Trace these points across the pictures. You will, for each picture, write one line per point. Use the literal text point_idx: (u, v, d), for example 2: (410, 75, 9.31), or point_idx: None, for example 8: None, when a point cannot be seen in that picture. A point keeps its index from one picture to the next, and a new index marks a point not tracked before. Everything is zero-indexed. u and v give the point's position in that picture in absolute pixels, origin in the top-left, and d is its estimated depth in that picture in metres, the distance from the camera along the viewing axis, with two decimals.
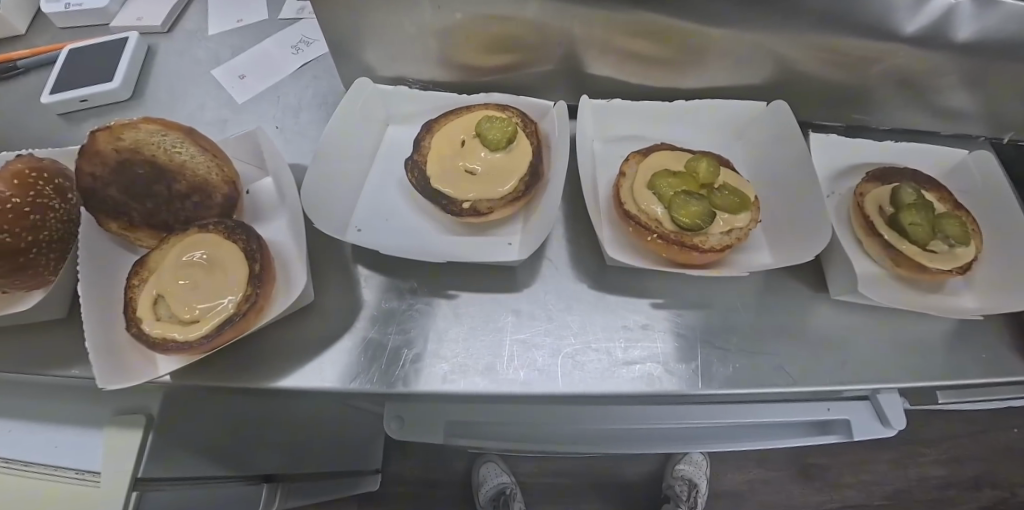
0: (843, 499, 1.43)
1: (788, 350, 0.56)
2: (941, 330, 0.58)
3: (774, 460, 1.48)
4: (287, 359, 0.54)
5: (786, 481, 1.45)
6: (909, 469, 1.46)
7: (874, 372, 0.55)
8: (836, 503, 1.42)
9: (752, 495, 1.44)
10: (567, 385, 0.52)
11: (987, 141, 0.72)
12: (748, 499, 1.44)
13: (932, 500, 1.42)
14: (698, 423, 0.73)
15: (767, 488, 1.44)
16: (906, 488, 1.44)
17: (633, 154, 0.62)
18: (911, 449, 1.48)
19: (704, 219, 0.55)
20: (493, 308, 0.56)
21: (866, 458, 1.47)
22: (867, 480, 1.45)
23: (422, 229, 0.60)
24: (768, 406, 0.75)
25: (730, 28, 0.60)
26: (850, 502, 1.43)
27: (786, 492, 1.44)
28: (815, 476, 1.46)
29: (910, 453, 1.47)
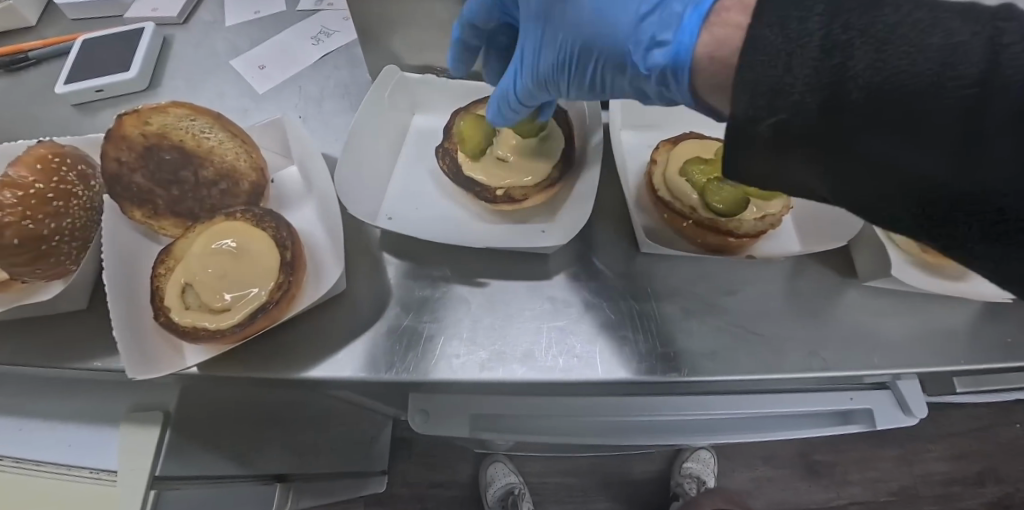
0: (849, 496, 1.44)
1: (823, 336, 0.56)
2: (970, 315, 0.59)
3: (780, 458, 1.49)
4: (319, 348, 0.53)
5: (792, 478, 1.47)
6: (915, 466, 1.47)
7: (907, 356, 0.56)
8: (842, 500, 1.44)
9: (759, 493, 1.46)
10: (607, 372, 0.51)
11: None
12: (756, 497, 1.45)
13: (937, 495, 1.44)
14: (724, 414, 0.73)
15: (773, 486, 1.46)
16: (912, 484, 1.45)
17: (663, 143, 0.62)
18: (916, 445, 1.49)
19: (740, 205, 0.55)
20: (528, 296, 0.55)
21: (872, 455, 1.48)
22: (873, 477, 1.46)
23: (455, 217, 0.60)
24: (791, 396, 0.75)
25: None
26: (857, 499, 1.44)
27: (792, 490, 1.45)
28: (822, 473, 1.47)
29: (915, 449, 1.49)
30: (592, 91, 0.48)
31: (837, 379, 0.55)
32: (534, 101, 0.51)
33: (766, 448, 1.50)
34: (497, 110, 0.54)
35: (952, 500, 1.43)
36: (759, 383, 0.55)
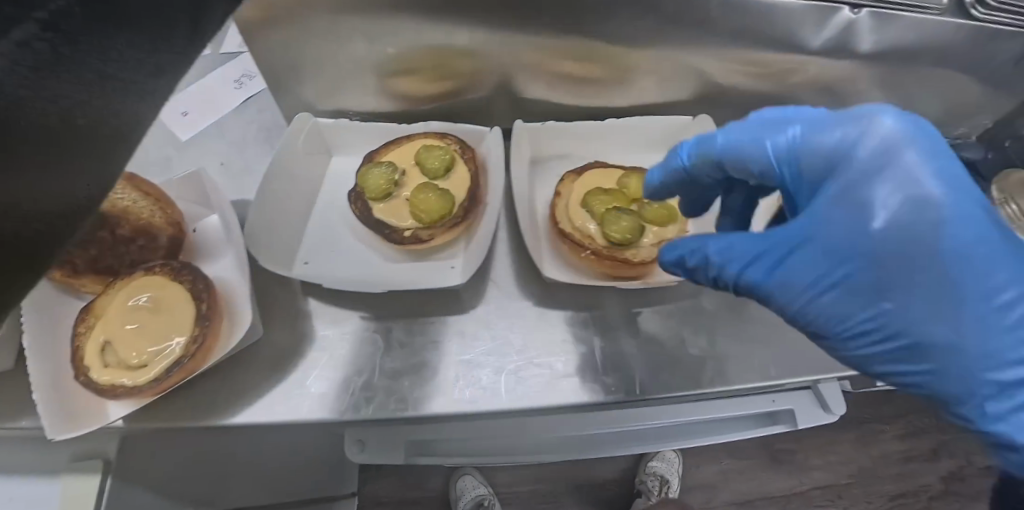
0: (810, 480, 1.50)
1: (719, 351, 0.60)
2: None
3: (743, 450, 1.54)
4: (240, 395, 0.55)
5: (756, 469, 1.52)
6: (873, 447, 1.53)
7: (802, 365, 0.60)
8: (805, 485, 1.50)
9: (725, 485, 1.51)
10: (510, 402, 0.55)
11: None
12: (721, 489, 1.51)
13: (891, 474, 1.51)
14: (651, 423, 0.78)
15: (739, 477, 1.51)
16: (871, 465, 1.51)
17: (568, 174, 0.63)
18: (873, 427, 1.55)
19: (634, 234, 0.58)
20: (438, 331, 0.59)
21: (832, 439, 1.54)
22: (833, 461, 1.52)
23: (370, 257, 0.62)
24: (716, 401, 0.80)
25: (654, 49, 0.62)
26: (818, 484, 1.50)
27: (757, 480, 1.51)
28: (783, 460, 1.53)
29: (874, 431, 1.54)
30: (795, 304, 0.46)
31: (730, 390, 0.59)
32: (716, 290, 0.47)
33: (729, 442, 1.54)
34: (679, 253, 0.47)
35: (909, 478, 1.50)
36: (659, 401, 0.59)
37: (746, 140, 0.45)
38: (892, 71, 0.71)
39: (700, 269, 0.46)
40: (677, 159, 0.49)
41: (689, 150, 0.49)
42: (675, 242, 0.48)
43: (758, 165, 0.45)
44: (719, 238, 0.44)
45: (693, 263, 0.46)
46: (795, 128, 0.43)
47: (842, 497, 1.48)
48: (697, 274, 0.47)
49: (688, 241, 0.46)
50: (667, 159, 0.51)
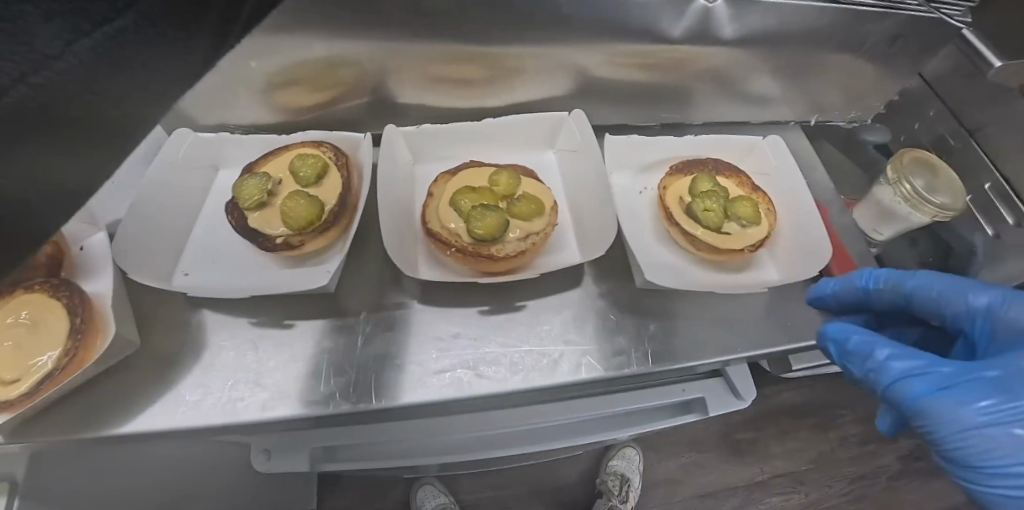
0: (773, 467, 1.65)
1: (596, 339, 0.61)
2: (746, 307, 0.66)
3: (704, 444, 1.66)
4: (107, 409, 0.55)
5: (718, 460, 1.65)
6: (831, 432, 1.71)
7: (675, 350, 0.61)
8: (766, 472, 1.65)
9: (688, 479, 1.62)
10: (370, 403, 0.56)
11: (798, 123, 0.85)
12: (685, 484, 1.61)
13: (850, 457, 1.68)
14: (561, 419, 0.77)
15: (701, 471, 1.63)
16: (830, 449, 1.69)
17: (441, 176, 0.63)
18: (831, 414, 1.74)
19: (498, 229, 0.57)
20: (312, 335, 0.60)
21: (792, 428, 1.71)
22: (795, 448, 1.69)
23: (247, 266, 0.62)
24: (627, 394, 0.79)
25: (517, 47, 0.64)
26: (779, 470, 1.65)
27: (720, 471, 1.63)
28: (745, 451, 1.67)
29: (831, 416, 1.74)
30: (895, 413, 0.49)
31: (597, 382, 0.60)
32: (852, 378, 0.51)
33: (689, 437, 1.67)
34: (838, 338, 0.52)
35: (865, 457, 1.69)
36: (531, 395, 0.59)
37: (947, 293, 0.49)
38: (768, 57, 0.72)
39: (860, 358, 0.49)
40: (865, 284, 0.55)
41: (878, 277, 0.55)
42: (845, 326, 0.51)
43: (953, 310, 0.49)
44: (891, 346, 0.47)
45: (853, 347, 0.49)
46: (995, 297, 0.47)
47: (803, 483, 1.64)
48: (848, 359, 0.50)
49: (862, 336, 0.49)
50: (847, 277, 0.57)
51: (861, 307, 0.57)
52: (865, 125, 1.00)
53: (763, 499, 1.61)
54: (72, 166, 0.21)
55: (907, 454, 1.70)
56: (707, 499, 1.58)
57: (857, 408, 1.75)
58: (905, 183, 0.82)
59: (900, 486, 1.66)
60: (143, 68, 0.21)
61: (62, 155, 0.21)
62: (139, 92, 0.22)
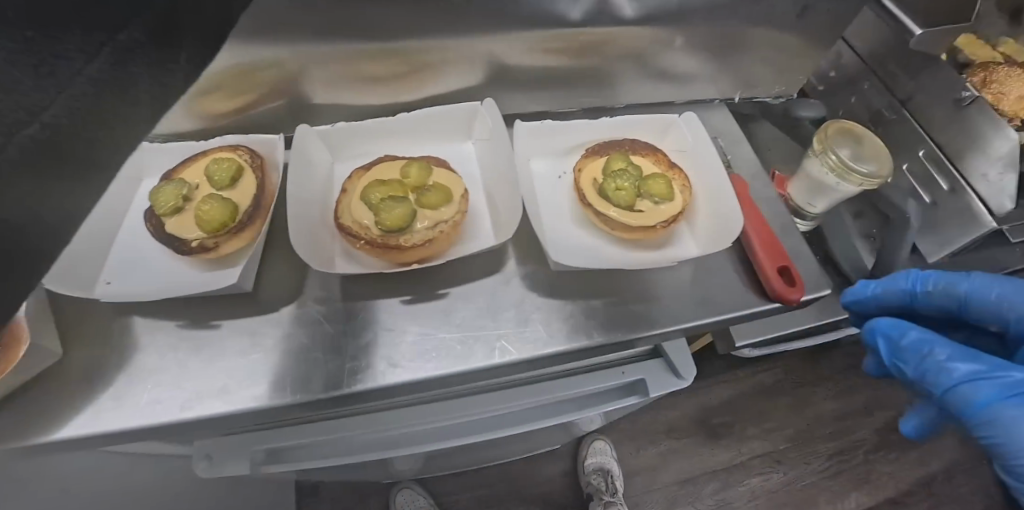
0: (751, 448, 1.68)
1: (514, 320, 0.61)
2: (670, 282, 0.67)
3: (681, 430, 1.68)
4: (17, 423, 0.54)
5: (696, 445, 1.66)
6: (807, 410, 1.74)
7: (593, 329, 0.62)
8: (743, 454, 1.67)
9: (667, 465, 1.63)
10: (349, 388, 0.57)
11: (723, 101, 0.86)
12: (664, 470, 1.62)
13: (827, 434, 1.72)
14: (502, 408, 0.75)
15: (680, 456, 1.64)
16: (807, 427, 1.72)
17: (356, 172, 0.63)
18: (807, 392, 1.77)
19: (405, 219, 0.57)
20: (231, 336, 0.60)
21: (768, 408, 1.73)
22: (771, 428, 1.71)
23: (169, 271, 0.63)
24: (567, 380, 0.77)
25: (421, 40, 0.65)
26: (756, 451, 1.68)
27: (698, 455, 1.65)
28: (722, 434, 1.68)
29: (807, 395, 1.77)
30: (940, 407, 0.56)
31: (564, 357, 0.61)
32: (901, 374, 0.56)
33: (667, 424, 1.68)
34: (887, 333, 0.57)
35: (841, 432, 1.72)
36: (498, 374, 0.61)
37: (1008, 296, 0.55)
38: (678, 34, 0.73)
39: (916, 355, 0.54)
40: (915, 285, 0.60)
41: (925, 279, 0.60)
42: (901, 323, 0.57)
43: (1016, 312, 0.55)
44: (949, 347, 0.53)
45: (907, 344, 0.55)
46: None
47: (781, 461, 1.67)
48: (899, 356, 0.56)
49: (922, 335, 0.55)
50: (892, 279, 0.63)
51: (904, 307, 0.63)
52: (799, 101, 1.01)
53: (742, 480, 1.64)
54: (63, 195, 0.24)
55: (881, 426, 1.73)
56: (687, 484, 1.61)
57: (830, 384, 1.78)
58: (831, 153, 0.82)
59: (878, 458, 1.69)
60: (134, 93, 0.25)
61: (54, 185, 0.24)
62: (125, 114, 0.25)
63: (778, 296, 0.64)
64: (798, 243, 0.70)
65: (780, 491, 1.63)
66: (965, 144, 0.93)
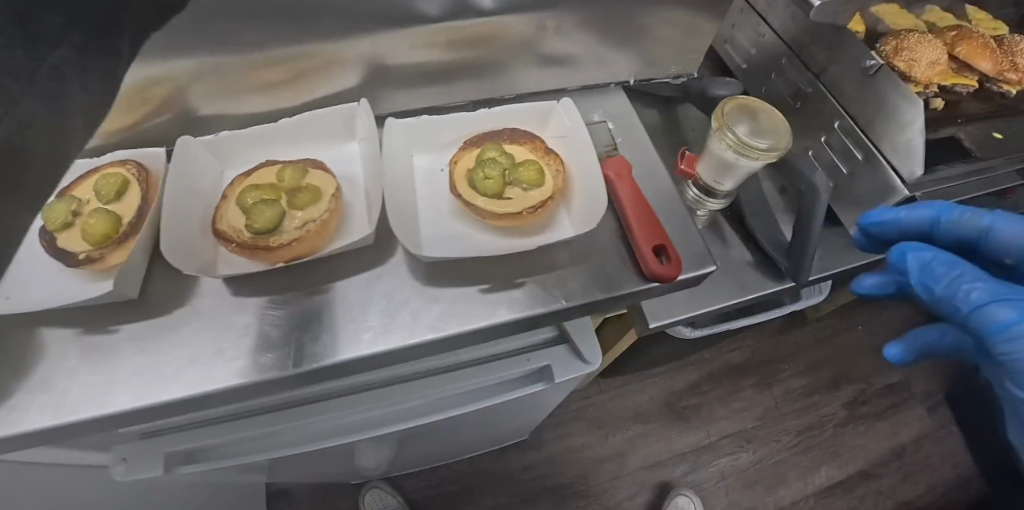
0: (719, 429, 1.69)
1: (388, 314, 0.63)
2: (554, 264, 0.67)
3: (648, 415, 1.69)
4: None
5: (664, 429, 1.67)
6: (775, 388, 1.75)
7: (467, 315, 0.63)
8: (712, 435, 1.67)
9: (635, 450, 1.64)
10: (282, 371, 0.59)
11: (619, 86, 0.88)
12: (633, 455, 1.63)
13: (796, 410, 1.73)
14: (411, 399, 0.75)
15: (648, 441, 1.66)
16: (775, 404, 1.73)
17: (236, 178, 0.65)
18: (773, 370, 1.78)
19: (274, 222, 0.59)
20: (113, 342, 0.61)
21: (736, 389, 1.74)
22: (739, 407, 1.72)
23: (54, 280, 0.63)
24: (472, 370, 0.77)
25: (289, 46, 0.67)
26: (725, 431, 1.68)
27: (667, 439, 1.66)
28: (690, 416, 1.69)
29: (773, 373, 1.77)
30: (962, 328, 0.61)
31: (494, 331, 0.64)
32: (928, 295, 0.61)
33: (634, 410, 1.69)
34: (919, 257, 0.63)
35: (810, 408, 1.73)
36: (424, 353, 0.64)
37: None
38: (552, 22, 0.74)
39: (942, 274, 0.60)
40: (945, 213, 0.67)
41: (949, 210, 0.68)
42: (925, 247, 0.63)
43: None
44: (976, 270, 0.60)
45: (935, 264, 0.61)
46: None
47: (750, 441, 1.68)
48: (924, 276, 0.62)
49: (948, 257, 0.61)
50: (915, 210, 0.70)
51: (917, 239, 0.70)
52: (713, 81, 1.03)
53: (711, 461, 1.65)
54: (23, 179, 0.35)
55: (850, 400, 1.74)
56: (656, 468, 1.62)
57: (797, 361, 1.79)
58: (727, 130, 0.81)
59: (847, 431, 1.70)
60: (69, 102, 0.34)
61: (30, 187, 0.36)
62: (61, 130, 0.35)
63: (654, 276, 0.63)
64: (685, 223, 0.71)
65: (749, 469, 1.65)
66: (873, 113, 0.93)
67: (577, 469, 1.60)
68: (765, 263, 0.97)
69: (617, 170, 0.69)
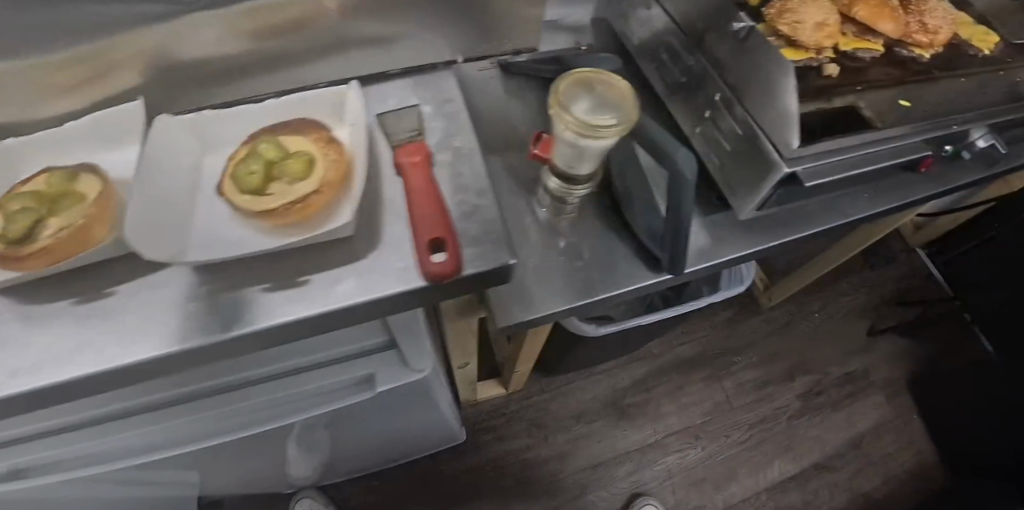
0: (667, 426, 1.63)
1: (136, 325, 0.55)
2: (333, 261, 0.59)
3: (591, 414, 1.63)
4: None
5: (608, 427, 1.62)
6: (726, 381, 1.69)
7: (225, 325, 0.54)
8: (658, 432, 1.62)
9: (578, 450, 1.58)
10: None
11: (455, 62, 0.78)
12: (575, 455, 1.58)
13: (748, 403, 1.66)
14: (220, 410, 0.68)
15: (591, 441, 1.60)
16: (726, 398, 1.67)
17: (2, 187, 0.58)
18: (725, 362, 1.71)
19: (22, 230, 0.53)
20: None
21: (685, 383, 1.68)
22: (688, 402, 1.66)
23: None
24: (293, 377, 0.70)
25: (18, 48, 0.56)
26: (673, 428, 1.62)
27: (611, 439, 1.60)
28: (635, 413, 1.63)
29: (725, 366, 1.70)
30: None
31: (279, 337, 0.57)
32: None
33: (577, 410, 1.63)
34: None
35: (763, 400, 1.67)
36: (191, 363, 0.56)
37: None
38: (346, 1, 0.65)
39: None
40: None
41: None
42: None
43: None
44: None
45: None
46: None
47: (699, 437, 1.62)
48: None
49: None
50: None
51: None
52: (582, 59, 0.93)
53: (658, 459, 1.59)
54: None
55: (805, 391, 1.68)
56: (600, 468, 1.56)
57: (750, 353, 1.73)
58: (565, 114, 0.68)
59: (800, 423, 1.65)
60: None
61: None
62: None
63: (431, 276, 0.54)
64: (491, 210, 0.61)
65: (698, 466, 1.59)
66: (749, 80, 0.80)
67: (514, 471, 1.55)
68: (646, 254, 0.87)
69: (412, 156, 0.61)
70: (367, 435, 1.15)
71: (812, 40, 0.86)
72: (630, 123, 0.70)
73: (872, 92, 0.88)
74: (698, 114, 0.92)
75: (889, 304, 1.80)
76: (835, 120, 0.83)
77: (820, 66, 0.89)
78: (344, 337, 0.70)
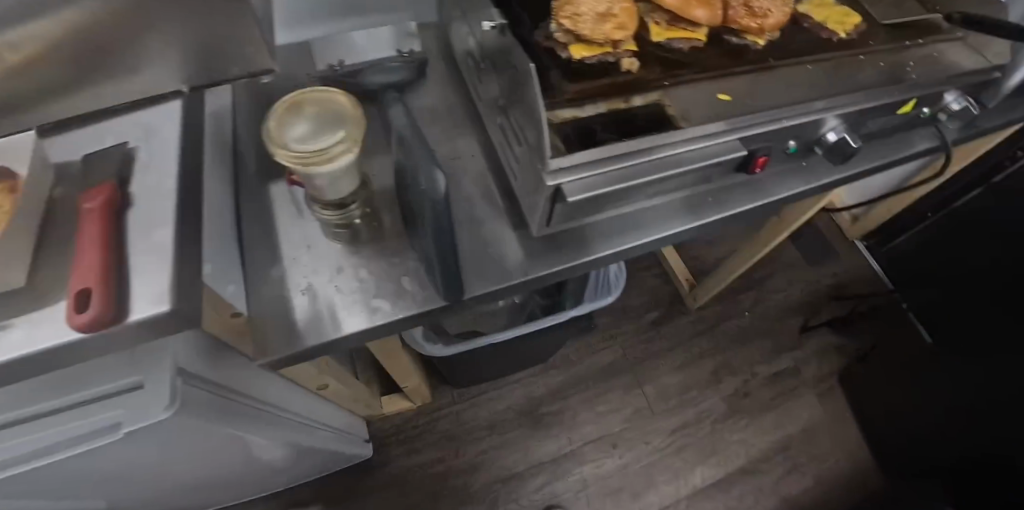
0: (584, 434, 1.56)
1: None
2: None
3: (505, 425, 1.58)
4: None
5: (522, 438, 1.56)
6: (647, 386, 1.62)
7: None
8: (574, 442, 1.56)
9: (489, 463, 1.54)
10: None
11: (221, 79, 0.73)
12: (487, 468, 1.53)
13: (670, 408, 1.59)
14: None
15: (503, 453, 1.55)
16: (647, 403, 1.60)
17: None
18: (647, 367, 1.64)
19: None
20: None
21: (604, 389, 1.61)
22: (607, 409, 1.59)
23: None
24: (56, 416, 0.72)
25: None
26: (590, 437, 1.56)
27: (525, 450, 1.55)
28: (550, 423, 1.58)
29: (647, 370, 1.64)
30: None
31: None
32: None
33: (489, 421, 1.58)
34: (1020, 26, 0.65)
35: (687, 404, 1.60)
36: None
37: None
38: None
39: None
40: None
41: None
42: None
43: None
44: None
45: None
46: None
47: (617, 445, 1.55)
48: None
49: None
50: None
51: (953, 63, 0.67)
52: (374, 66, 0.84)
53: (572, 470, 1.53)
54: None
55: (731, 393, 1.62)
56: (512, 481, 1.51)
57: (674, 355, 1.66)
58: (279, 148, 0.59)
59: (726, 427, 1.58)
60: None
61: None
62: None
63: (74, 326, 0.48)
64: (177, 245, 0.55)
65: (615, 476, 1.52)
66: (505, 81, 0.64)
67: (422, 486, 1.51)
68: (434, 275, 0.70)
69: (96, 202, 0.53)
70: (236, 479, 1.15)
71: (610, 29, 0.66)
72: (361, 127, 0.63)
73: (686, 90, 0.69)
74: (491, 120, 0.75)
75: (823, 298, 1.74)
76: (637, 122, 0.65)
77: (619, 61, 0.69)
78: (98, 373, 0.71)
